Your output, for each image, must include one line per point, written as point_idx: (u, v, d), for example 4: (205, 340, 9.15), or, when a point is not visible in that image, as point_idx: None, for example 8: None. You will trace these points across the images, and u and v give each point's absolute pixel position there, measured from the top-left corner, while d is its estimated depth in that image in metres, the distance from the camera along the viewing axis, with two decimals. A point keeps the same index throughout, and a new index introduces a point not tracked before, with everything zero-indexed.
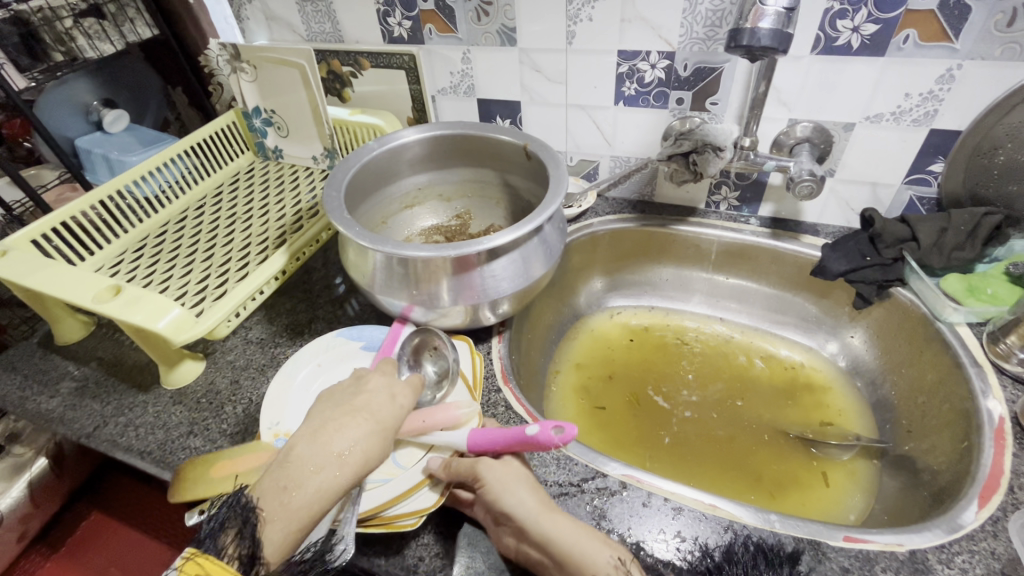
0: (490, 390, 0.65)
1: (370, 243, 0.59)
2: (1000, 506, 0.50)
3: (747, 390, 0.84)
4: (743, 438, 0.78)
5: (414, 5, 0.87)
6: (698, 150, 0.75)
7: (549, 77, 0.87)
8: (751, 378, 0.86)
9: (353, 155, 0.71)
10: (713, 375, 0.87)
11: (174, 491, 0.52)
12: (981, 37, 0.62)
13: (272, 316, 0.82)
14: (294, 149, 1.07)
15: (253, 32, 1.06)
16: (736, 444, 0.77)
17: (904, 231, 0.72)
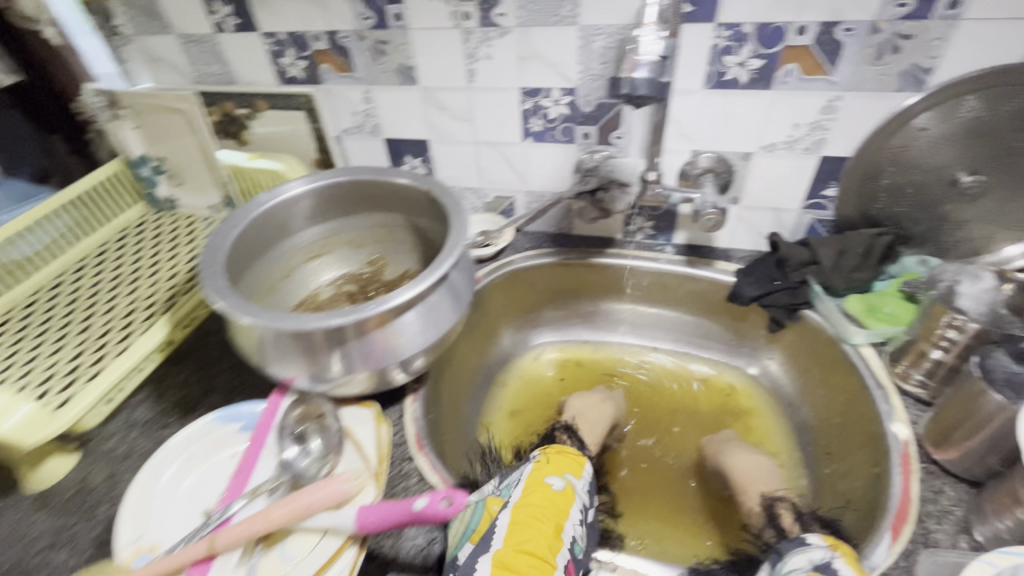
0: (401, 460, 0.61)
1: (246, 316, 0.54)
2: (911, 538, 0.50)
3: (680, 422, 0.84)
4: (680, 478, 0.78)
5: (307, 45, 0.83)
6: (604, 187, 0.81)
7: (454, 115, 0.84)
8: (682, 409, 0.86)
9: (236, 215, 0.66)
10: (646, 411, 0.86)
11: None
12: (855, 70, 0.64)
13: (160, 392, 0.73)
14: (190, 199, 1.00)
15: (137, 74, 0.97)
16: (673, 491, 0.76)
17: (805, 255, 0.73)
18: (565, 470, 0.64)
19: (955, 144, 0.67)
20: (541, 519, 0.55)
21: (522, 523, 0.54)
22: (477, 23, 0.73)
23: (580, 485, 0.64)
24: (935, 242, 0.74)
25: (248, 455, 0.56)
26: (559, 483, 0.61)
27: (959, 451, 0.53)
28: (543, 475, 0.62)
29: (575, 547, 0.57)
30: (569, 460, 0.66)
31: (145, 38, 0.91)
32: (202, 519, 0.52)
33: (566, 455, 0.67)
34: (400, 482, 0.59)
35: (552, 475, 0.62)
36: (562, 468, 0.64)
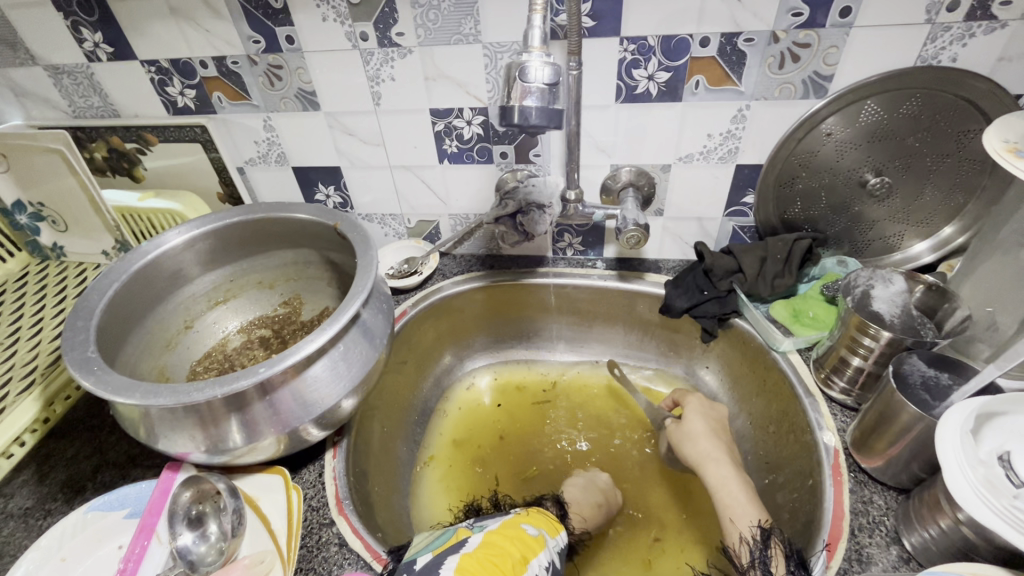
0: (317, 525, 0.55)
1: (115, 393, 0.47)
2: (846, 555, 0.49)
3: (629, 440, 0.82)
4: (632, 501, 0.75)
5: (194, 73, 0.76)
6: (523, 211, 0.79)
7: (364, 140, 0.79)
8: (626, 427, 0.83)
9: (113, 268, 0.59)
10: (589, 433, 0.83)
11: None
12: (760, 79, 0.64)
13: (42, 473, 0.64)
14: (78, 245, 0.89)
15: (4, 111, 0.87)
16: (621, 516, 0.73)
17: (730, 263, 0.74)
18: (543, 524, 0.57)
19: (860, 146, 0.68)
20: (513, 541, 0.51)
21: (492, 544, 0.50)
22: (375, 43, 0.69)
23: (553, 543, 0.55)
24: (850, 243, 0.76)
25: (133, 548, 0.49)
26: (532, 530, 0.55)
27: (884, 459, 0.53)
28: (518, 519, 0.56)
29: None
30: (547, 520, 0.59)
31: (8, 70, 0.81)
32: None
33: (547, 515, 0.60)
34: (316, 553, 0.52)
35: (528, 522, 0.56)
36: (541, 522, 0.58)
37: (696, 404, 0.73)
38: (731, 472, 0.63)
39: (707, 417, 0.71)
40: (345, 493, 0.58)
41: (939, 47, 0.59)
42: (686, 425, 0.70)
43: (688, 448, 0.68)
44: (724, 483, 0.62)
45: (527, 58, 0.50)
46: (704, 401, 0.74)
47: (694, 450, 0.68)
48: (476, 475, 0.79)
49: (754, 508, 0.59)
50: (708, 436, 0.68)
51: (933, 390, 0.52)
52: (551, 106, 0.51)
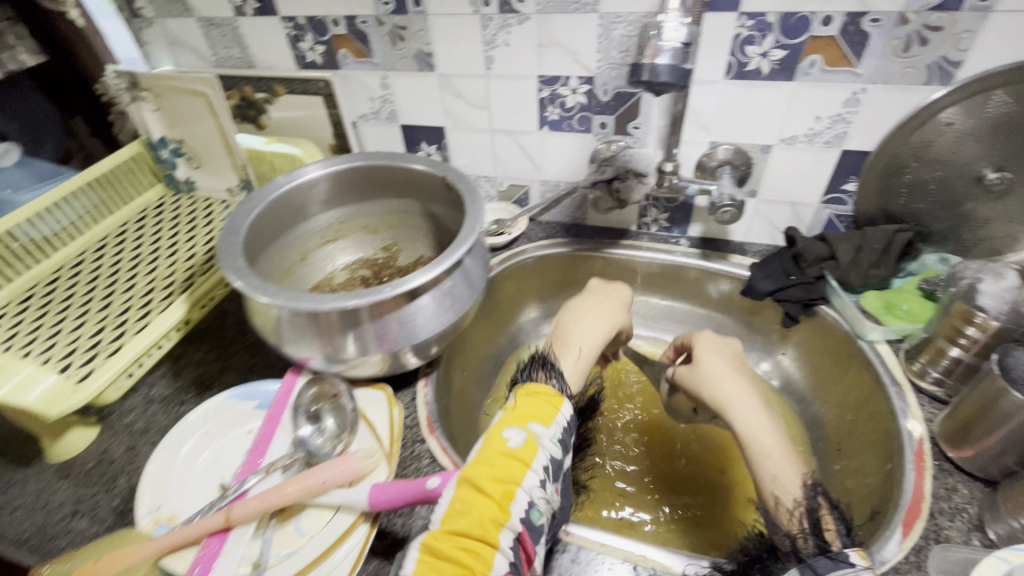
0: (412, 441, 0.61)
1: (264, 295, 0.55)
2: (923, 534, 0.50)
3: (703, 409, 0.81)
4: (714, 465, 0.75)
5: (326, 30, 0.83)
6: (621, 176, 0.81)
7: (471, 102, 0.84)
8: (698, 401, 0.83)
9: (256, 194, 0.67)
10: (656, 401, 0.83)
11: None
12: (881, 62, 0.63)
13: (177, 370, 0.74)
14: (207, 182, 1.00)
15: (157, 58, 0.99)
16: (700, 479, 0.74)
17: (823, 250, 0.73)
18: (530, 418, 0.51)
19: (982, 139, 0.65)
20: (488, 485, 0.45)
21: (472, 484, 0.45)
22: (496, 9, 0.73)
23: (547, 435, 0.50)
24: (956, 240, 0.73)
25: (263, 433, 0.57)
26: (518, 436, 0.49)
27: (973, 450, 0.53)
28: (500, 430, 0.50)
29: (535, 516, 0.45)
30: (537, 405, 0.53)
31: (167, 21, 0.92)
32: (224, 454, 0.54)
33: (538, 398, 0.54)
34: (410, 463, 0.59)
35: (511, 429, 0.50)
36: (529, 414, 0.52)
37: (704, 345, 0.64)
38: (753, 419, 0.56)
39: (722, 356, 0.63)
40: (434, 417, 0.64)
41: None
42: (698, 369, 0.62)
43: (709, 389, 0.60)
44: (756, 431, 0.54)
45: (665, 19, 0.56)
46: (713, 338, 0.65)
47: (716, 391, 0.59)
48: None
49: (794, 466, 0.52)
50: (726, 377, 0.60)
51: None
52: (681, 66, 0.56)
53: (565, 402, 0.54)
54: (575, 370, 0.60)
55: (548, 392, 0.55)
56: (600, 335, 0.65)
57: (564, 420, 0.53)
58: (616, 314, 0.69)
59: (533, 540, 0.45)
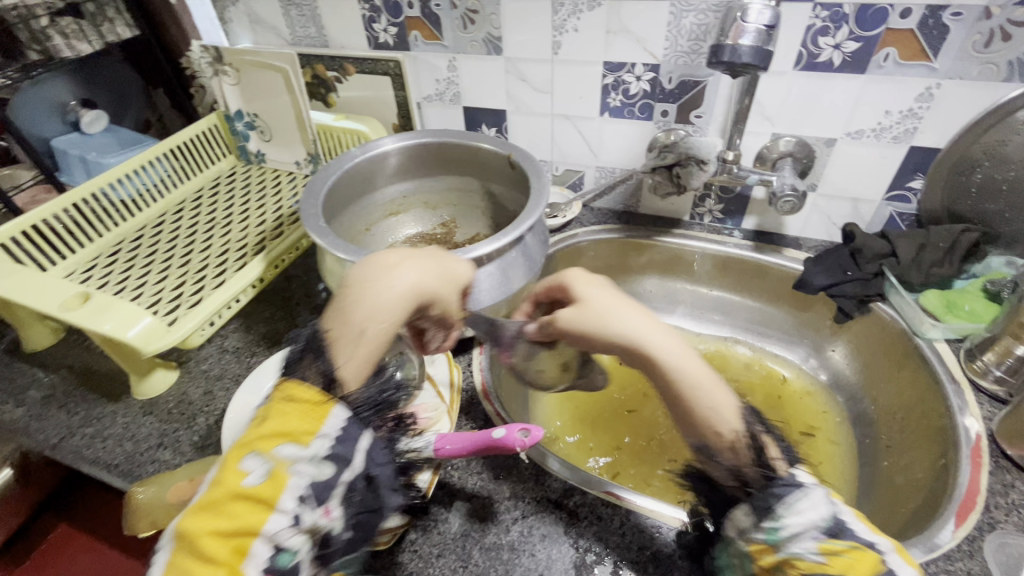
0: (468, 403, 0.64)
1: (346, 254, 0.59)
2: (977, 525, 0.50)
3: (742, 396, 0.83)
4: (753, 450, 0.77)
5: (400, 12, 0.87)
6: (682, 163, 0.79)
7: (535, 87, 0.86)
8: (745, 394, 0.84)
9: (334, 162, 0.71)
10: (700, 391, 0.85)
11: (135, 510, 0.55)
12: (959, 57, 0.63)
13: (248, 325, 0.80)
14: (276, 154, 1.05)
15: (237, 35, 1.05)
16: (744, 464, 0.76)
17: (883, 247, 0.73)
18: (285, 435, 0.39)
19: None
20: (205, 543, 0.35)
21: (231, 512, 0.37)
22: None
23: (303, 460, 0.38)
24: None
25: None
26: (260, 466, 0.38)
27: None
28: (237, 458, 0.39)
29: (286, 557, 0.38)
30: (306, 419, 0.40)
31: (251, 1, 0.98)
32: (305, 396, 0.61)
33: (297, 404, 0.40)
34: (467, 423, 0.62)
35: (251, 454, 0.39)
36: (282, 431, 0.39)
37: (578, 274, 0.52)
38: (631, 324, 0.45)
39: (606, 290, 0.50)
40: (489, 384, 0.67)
41: None
42: (579, 309, 0.48)
43: (604, 325, 0.46)
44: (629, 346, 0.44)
45: (750, 2, 0.56)
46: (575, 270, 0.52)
47: (621, 326, 0.46)
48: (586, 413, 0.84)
49: (724, 393, 0.43)
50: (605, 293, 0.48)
51: None
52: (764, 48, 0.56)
53: (337, 406, 0.41)
54: (351, 355, 0.42)
55: (310, 394, 0.40)
56: (404, 292, 0.45)
57: (333, 433, 0.40)
58: (431, 275, 0.48)
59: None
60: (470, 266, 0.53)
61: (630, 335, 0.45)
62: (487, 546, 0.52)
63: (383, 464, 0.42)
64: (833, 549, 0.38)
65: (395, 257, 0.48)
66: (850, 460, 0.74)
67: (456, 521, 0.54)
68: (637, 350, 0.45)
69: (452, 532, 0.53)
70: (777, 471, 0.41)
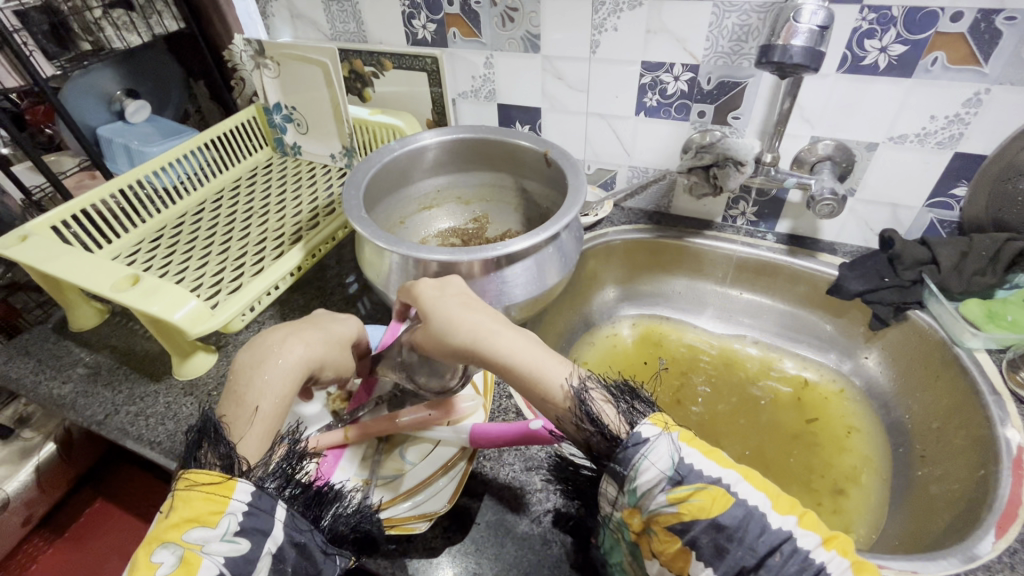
0: (501, 395, 0.65)
1: (387, 244, 0.61)
2: (1018, 537, 0.49)
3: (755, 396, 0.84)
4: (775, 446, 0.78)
5: (440, 9, 0.88)
6: (719, 164, 0.76)
7: (571, 85, 0.87)
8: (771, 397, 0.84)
9: (374, 155, 0.72)
10: (727, 394, 0.85)
11: None
12: (1010, 62, 0.61)
13: (284, 312, 0.81)
14: (313, 147, 1.07)
15: (278, 29, 1.07)
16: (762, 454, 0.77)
17: (924, 254, 0.72)
18: (193, 521, 0.38)
19: None
20: None
21: None
22: None
23: (214, 536, 0.38)
24: None
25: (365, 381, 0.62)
26: (171, 559, 0.37)
27: None
28: (148, 556, 0.37)
29: None
30: (204, 501, 0.39)
31: None
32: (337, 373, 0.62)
33: (200, 488, 0.39)
34: (498, 415, 0.63)
35: (164, 545, 0.38)
36: (186, 518, 0.38)
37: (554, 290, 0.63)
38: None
39: (445, 297, 0.52)
40: None
41: None
42: (426, 325, 0.50)
43: (447, 339, 0.48)
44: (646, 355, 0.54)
45: (803, 1, 0.56)
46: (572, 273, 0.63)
47: (457, 336, 0.48)
48: None
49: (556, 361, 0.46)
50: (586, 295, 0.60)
51: None
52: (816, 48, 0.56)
53: (240, 482, 0.40)
54: (248, 433, 0.45)
55: (212, 476, 0.40)
56: (293, 365, 0.48)
57: (239, 508, 0.39)
58: (315, 344, 0.51)
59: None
60: (357, 326, 0.58)
61: (477, 333, 0.47)
62: (521, 536, 0.53)
63: (306, 531, 0.42)
64: (682, 496, 0.38)
65: (279, 335, 0.50)
66: (883, 469, 0.73)
67: (488, 511, 0.55)
68: (476, 353, 0.47)
69: (484, 522, 0.54)
70: (619, 434, 0.42)
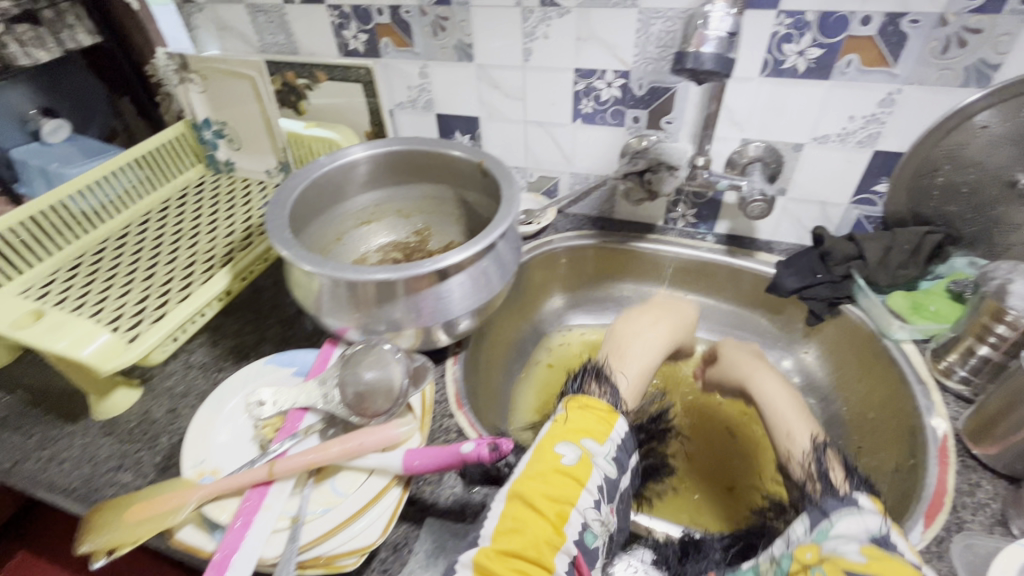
0: (441, 415, 0.64)
1: (313, 267, 0.57)
2: (944, 525, 0.50)
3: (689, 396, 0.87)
4: (717, 448, 0.80)
5: (370, 19, 0.86)
6: (653, 168, 0.79)
7: (507, 93, 0.86)
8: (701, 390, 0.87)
9: (301, 171, 0.70)
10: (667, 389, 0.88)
11: (82, 536, 0.48)
12: (918, 62, 0.64)
13: (216, 339, 0.77)
14: (247, 163, 1.04)
15: (205, 42, 1.03)
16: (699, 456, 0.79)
17: (851, 249, 0.74)
18: (584, 432, 0.53)
19: (1017, 143, 0.65)
20: (542, 503, 0.47)
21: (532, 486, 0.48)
22: (537, 2, 0.75)
23: (603, 453, 0.52)
24: (986, 245, 0.73)
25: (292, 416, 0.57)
26: (572, 453, 0.51)
27: (1000, 447, 0.53)
28: (553, 443, 0.52)
29: (590, 540, 0.47)
30: (590, 416, 0.55)
31: (218, 7, 0.96)
32: (261, 406, 0.58)
33: (594, 411, 0.56)
34: (439, 436, 0.61)
35: (564, 441, 0.52)
36: (583, 428, 0.54)
37: (729, 345, 0.79)
38: (779, 384, 0.66)
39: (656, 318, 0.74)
40: (463, 394, 0.67)
41: None
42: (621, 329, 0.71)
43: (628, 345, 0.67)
44: (771, 395, 0.65)
45: (711, 9, 0.57)
46: (734, 343, 0.80)
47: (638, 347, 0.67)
48: None
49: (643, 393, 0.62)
50: (749, 361, 0.73)
51: None
52: (725, 55, 0.56)
53: (618, 419, 0.56)
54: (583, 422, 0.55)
55: (600, 407, 0.56)
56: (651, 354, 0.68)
57: (620, 436, 0.55)
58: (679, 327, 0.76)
59: (591, 560, 0.46)
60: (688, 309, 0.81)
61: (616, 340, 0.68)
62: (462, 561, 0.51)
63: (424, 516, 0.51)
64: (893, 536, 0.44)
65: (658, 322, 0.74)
66: None
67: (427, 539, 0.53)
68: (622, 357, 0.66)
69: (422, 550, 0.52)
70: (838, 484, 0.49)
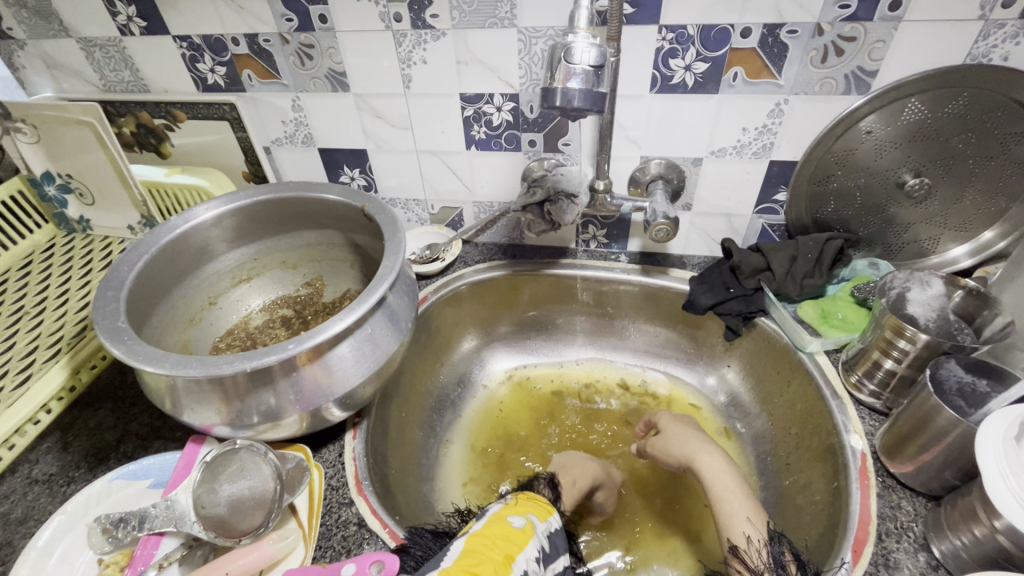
0: (340, 504, 0.55)
1: (165, 369, 0.46)
2: (872, 560, 0.49)
3: (615, 424, 0.84)
4: (650, 478, 0.77)
5: (225, 49, 0.75)
6: (551, 199, 0.78)
7: (392, 123, 0.79)
8: (625, 421, 0.84)
9: (143, 241, 0.60)
10: (591, 426, 0.84)
11: None
12: (802, 72, 0.62)
13: (67, 441, 0.64)
14: (104, 219, 0.87)
15: (36, 84, 0.86)
16: (631, 492, 0.76)
17: (760, 261, 0.72)
18: (530, 511, 0.54)
19: (900, 146, 0.66)
20: (490, 552, 0.46)
21: (474, 549, 0.46)
22: (409, 25, 0.68)
23: (542, 525, 0.52)
24: (883, 245, 0.75)
25: (142, 552, 0.48)
26: (519, 520, 0.51)
27: (914, 465, 0.52)
28: (503, 513, 0.52)
29: None
30: (538, 505, 0.56)
31: (40, 41, 0.81)
32: (104, 537, 0.48)
33: (534, 500, 0.56)
34: (336, 531, 0.53)
35: (513, 513, 0.52)
36: (528, 510, 0.54)
37: (668, 418, 0.75)
38: (724, 465, 0.64)
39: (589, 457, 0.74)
40: (365, 474, 0.58)
41: (991, 44, 0.57)
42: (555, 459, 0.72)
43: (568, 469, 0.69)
44: (717, 477, 0.63)
45: (574, 40, 0.54)
46: (674, 415, 0.76)
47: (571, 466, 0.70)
48: (492, 466, 0.79)
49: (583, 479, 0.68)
50: (690, 435, 0.70)
51: (970, 397, 0.51)
52: (594, 89, 0.54)
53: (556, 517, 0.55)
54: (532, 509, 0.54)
55: (540, 500, 0.57)
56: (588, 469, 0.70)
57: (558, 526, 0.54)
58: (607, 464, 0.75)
59: None
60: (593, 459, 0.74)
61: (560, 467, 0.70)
62: None
63: None
64: None
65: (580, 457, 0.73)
66: (752, 481, 0.74)
67: None
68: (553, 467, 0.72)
69: None
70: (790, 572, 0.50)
